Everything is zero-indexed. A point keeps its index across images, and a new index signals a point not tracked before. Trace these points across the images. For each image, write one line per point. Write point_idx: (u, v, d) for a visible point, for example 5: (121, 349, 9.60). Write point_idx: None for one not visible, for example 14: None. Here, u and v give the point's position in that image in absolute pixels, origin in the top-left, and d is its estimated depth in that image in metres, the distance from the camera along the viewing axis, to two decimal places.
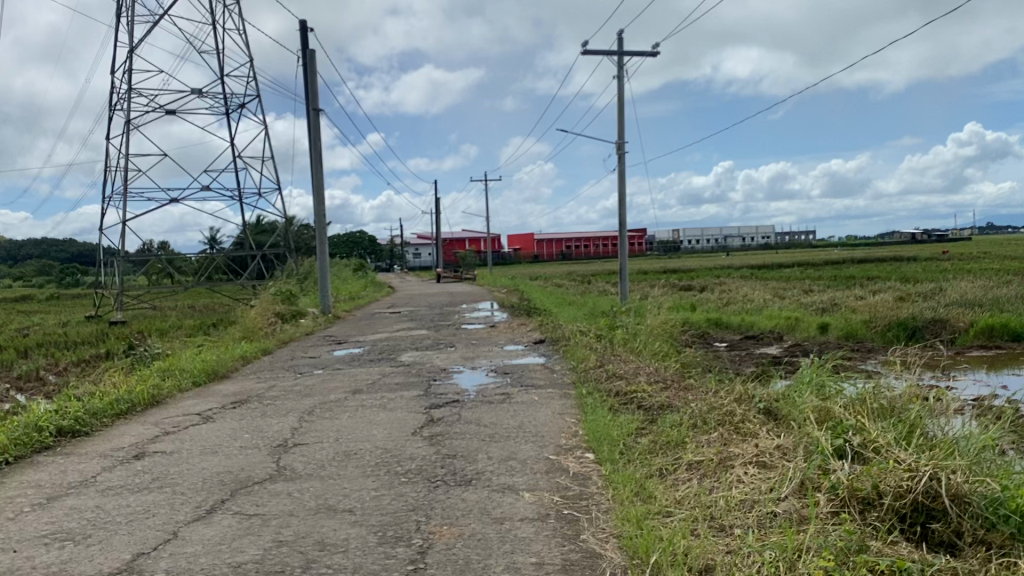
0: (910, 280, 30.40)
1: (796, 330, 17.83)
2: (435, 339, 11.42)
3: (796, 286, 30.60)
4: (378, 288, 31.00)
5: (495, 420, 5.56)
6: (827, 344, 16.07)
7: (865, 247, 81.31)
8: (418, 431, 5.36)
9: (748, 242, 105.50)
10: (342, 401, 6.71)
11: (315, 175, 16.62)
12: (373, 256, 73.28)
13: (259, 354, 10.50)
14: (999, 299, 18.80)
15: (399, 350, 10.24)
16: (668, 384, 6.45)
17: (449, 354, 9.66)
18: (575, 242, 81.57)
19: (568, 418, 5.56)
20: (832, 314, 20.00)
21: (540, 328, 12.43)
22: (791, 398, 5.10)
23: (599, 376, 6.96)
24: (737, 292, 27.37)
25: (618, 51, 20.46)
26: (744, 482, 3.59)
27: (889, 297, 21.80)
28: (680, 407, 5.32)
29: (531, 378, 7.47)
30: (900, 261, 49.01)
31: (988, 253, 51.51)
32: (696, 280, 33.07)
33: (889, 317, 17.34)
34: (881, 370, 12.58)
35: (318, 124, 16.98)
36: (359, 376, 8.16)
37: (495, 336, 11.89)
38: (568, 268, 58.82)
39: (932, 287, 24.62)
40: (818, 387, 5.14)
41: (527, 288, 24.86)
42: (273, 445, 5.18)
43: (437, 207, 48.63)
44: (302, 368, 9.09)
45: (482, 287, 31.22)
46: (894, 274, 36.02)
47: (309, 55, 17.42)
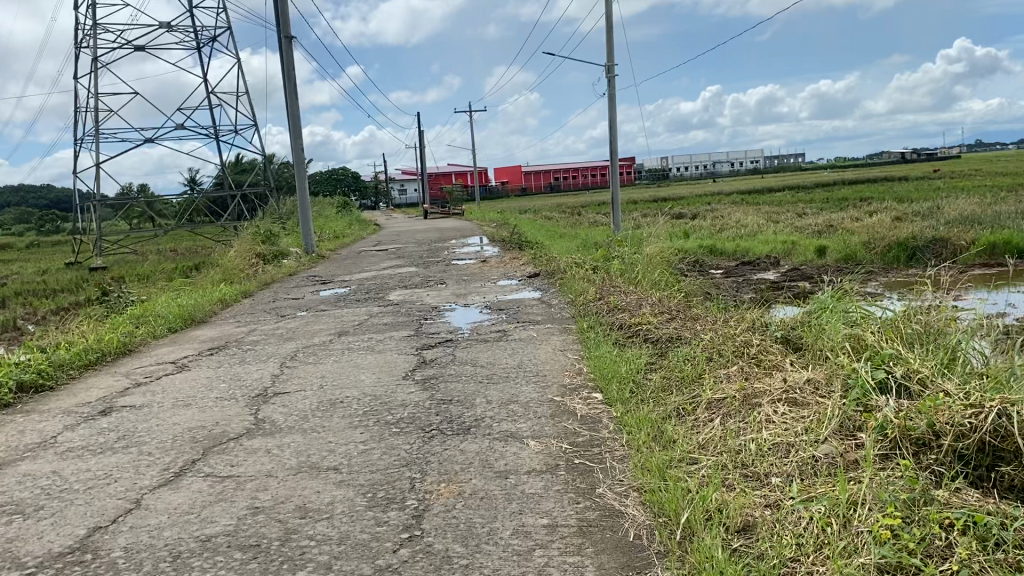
0: (906, 199, 29.99)
1: (793, 255, 17.45)
2: (424, 276, 11.03)
3: (790, 209, 30.13)
4: (364, 225, 30.45)
5: (491, 360, 5.17)
6: (826, 268, 15.70)
7: (856, 169, 80.63)
8: (409, 374, 4.98)
9: (737, 168, 104.77)
10: (326, 344, 6.32)
11: (292, 110, 15.94)
12: (359, 194, 72.38)
13: (239, 298, 10.09)
14: (1000, 215, 18.43)
15: (387, 289, 9.80)
16: (674, 315, 6.05)
17: (439, 291, 9.24)
18: (564, 173, 80.63)
19: (569, 354, 5.18)
20: (830, 236, 19.63)
21: (533, 260, 12.03)
22: (813, 326, 4.70)
23: (601, 309, 6.56)
24: (730, 218, 26.90)
25: None
26: (775, 423, 3.20)
27: (886, 217, 21.42)
28: (691, 339, 4.93)
29: (527, 313, 7.10)
30: (892, 181, 48.57)
31: (982, 170, 50.98)
32: (688, 207, 32.57)
33: (889, 238, 16.99)
34: (882, 292, 12.27)
35: (291, 54, 16.24)
36: (345, 316, 7.77)
37: (488, 271, 11.44)
38: (556, 199, 58.14)
39: (928, 206, 24.21)
40: (842, 314, 4.74)
41: (517, 221, 24.36)
42: (251, 396, 4.81)
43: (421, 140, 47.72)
44: (283, 311, 8.67)
45: (472, 221, 30.69)
46: (888, 194, 35.62)
47: None
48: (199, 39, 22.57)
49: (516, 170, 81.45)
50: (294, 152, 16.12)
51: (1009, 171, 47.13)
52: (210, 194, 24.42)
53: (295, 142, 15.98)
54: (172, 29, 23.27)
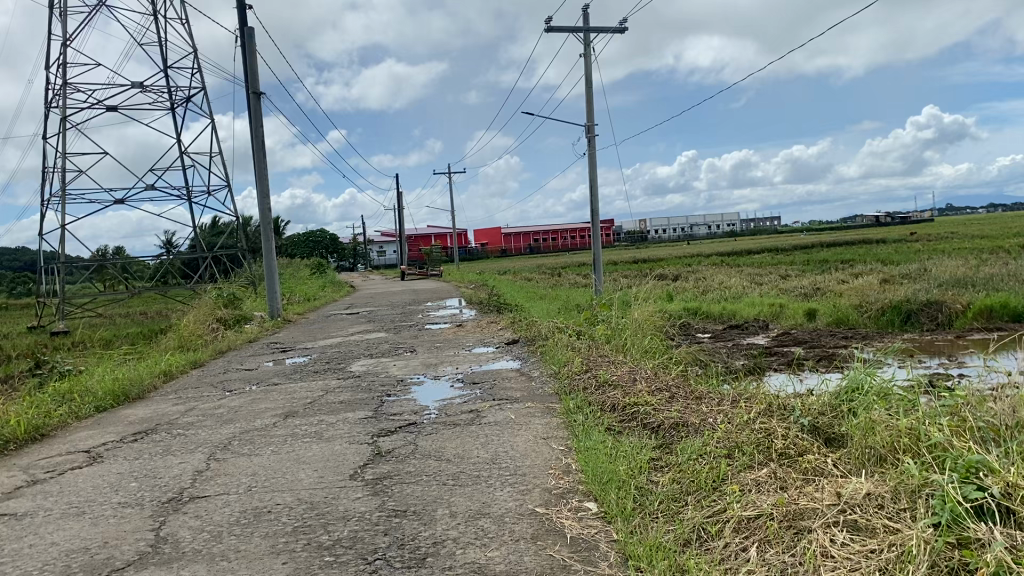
0: (890, 261, 29.69)
1: (781, 318, 16.83)
2: (393, 343, 10.16)
3: (772, 272, 29.70)
4: (339, 287, 29.59)
5: (460, 453, 4.29)
6: (818, 333, 15.02)
7: (832, 231, 81.33)
8: (358, 473, 4.10)
9: (714, 229, 105.56)
10: (269, 429, 5.41)
11: (259, 169, 15.23)
12: (337, 255, 71.73)
13: (186, 368, 9.15)
14: (991, 276, 17.96)
15: (351, 358, 8.92)
16: (674, 394, 5.20)
17: (407, 360, 8.39)
18: (543, 235, 80.58)
19: (553, 444, 4.32)
20: (818, 299, 19.03)
21: (511, 326, 11.21)
22: (851, 416, 3.88)
23: (587, 385, 5.71)
24: (712, 280, 26.38)
25: (583, 29, 19.42)
26: (837, 561, 2.35)
27: (873, 280, 20.92)
28: (700, 427, 4.10)
29: (504, 389, 6.24)
30: (869, 243, 48.71)
31: (958, 232, 51.20)
32: (669, 269, 32.10)
33: (882, 300, 16.43)
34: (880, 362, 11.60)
35: (259, 110, 15.61)
36: (297, 392, 6.87)
37: (462, 337, 10.62)
38: (536, 261, 57.87)
39: (914, 268, 23.82)
40: (886, 400, 3.92)
41: (496, 283, 23.65)
42: (161, 502, 3.90)
43: (400, 202, 47.34)
44: (230, 385, 7.74)
45: (450, 283, 29.90)
46: (869, 255, 35.51)
47: (249, 38, 16.05)
48: (172, 99, 22.00)
49: (495, 232, 81.20)
50: (261, 210, 15.31)
51: (984, 234, 47.31)
52: (178, 256, 23.52)
53: (262, 202, 15.21)
54: (145, 88, 22.70)
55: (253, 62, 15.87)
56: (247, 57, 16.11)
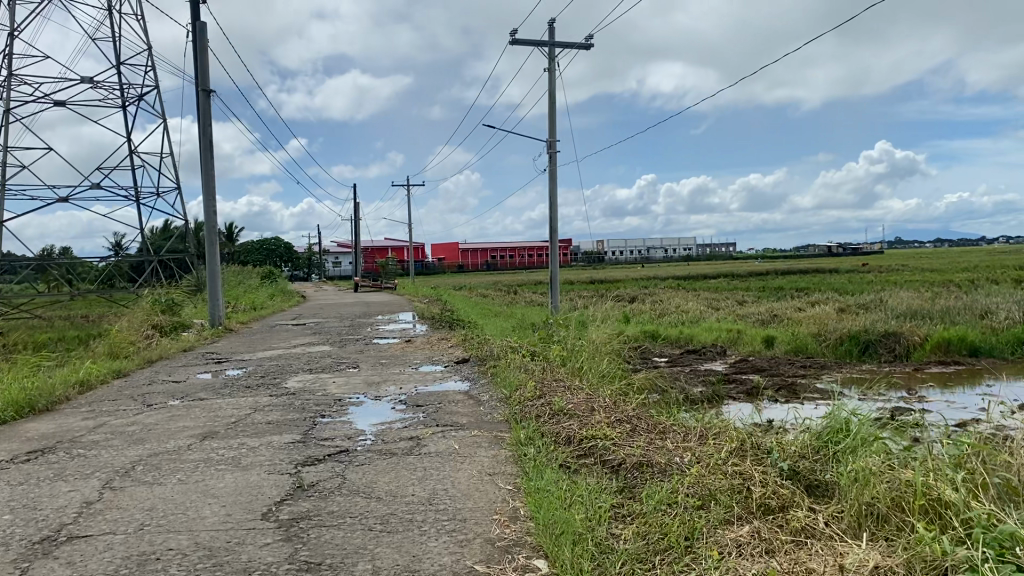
0: (845, 291, 29.87)
1: (739, 344, 16.54)
2: (336, 358, 9.55)
3: (728, 297, 29.57)
4: (289, 297, 28.75)
5: (392, 490, 3.75)
6: (776, 360, 14.74)
7: (786, 259, 82.46)
8: (270, 512, 3.53)
9: (670, 253, 106.40)
10: (181, 452, 4.79)
11: (205, 170, 14.51)
12: (291, 265, 70.49)
13: (109, 377, 8.42)
14: (947, 309, 17.94)
15: (288, 373, 8.28)
16: (635, 427, 4.71)
17: (348, 378, 7.79)
18: (500, 252, 80.17)
19: (500, 483, 3.79)
20: (775, 326, 18.85)
21: (463, 343, 10.67)
22: (839, 464, 3.43)
23: (540, 413, 5.19)
24: (669, 303, 26.15)
25: (548, 43, 19.15)
26: None
27: (829, 308, 20.86)
28: (666, 470, 3.61)
29: (449, 414, 5.70)
30: (823, 272, 49.21)
31: (908, 266, 52.04)
32: (626, 290, 31.85)
33: (841, 330, 16.25)
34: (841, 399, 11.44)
35: (208, 107, 14.93)
36: (222, 409, 6.25)
37: (410, 354, 10.03)
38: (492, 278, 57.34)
39: (870, 298, 23.87)
40: (875, 447, 3.49)
41: (451, 299, 23.06)
42: (31, 542, 3.28)
43: (357, 213, 46.60)
44: (152, 398, 7.07)
45: (404, 297, 29.20)
46: (823, 284, 35.77)
47: (201, 33, 15.35)
48: (122, 96, 21.16)
49: (454, 247, 80.70)
50: (205, 213, 14.58)
51: (934, 268, 48.08)
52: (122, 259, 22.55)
53: (208, 205, 14.48)
54: (94, 84, 21.81)
55: (204, 58, 15.17)
56: (198, 53, 15.40)
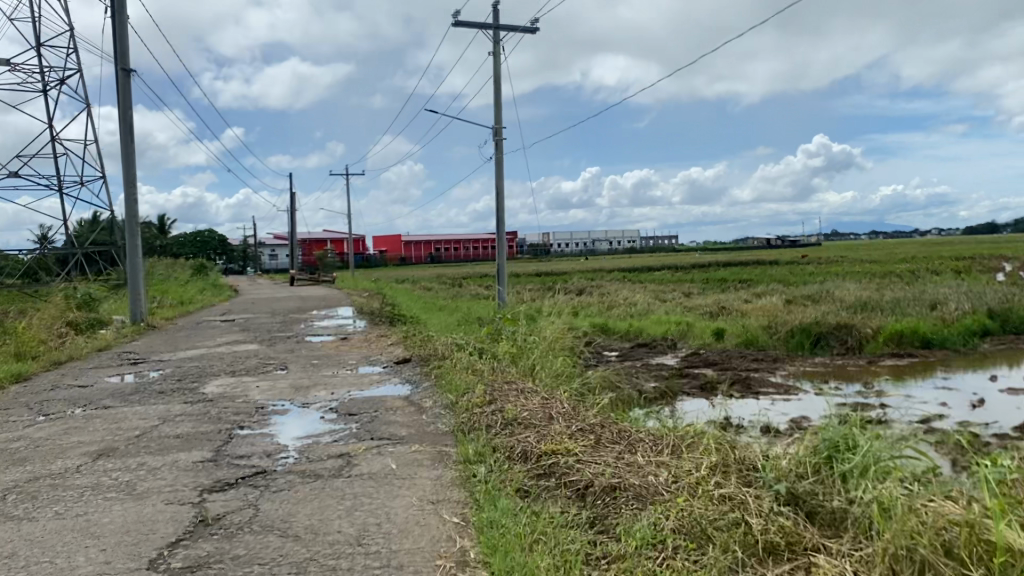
0: (791, 282, 29.99)
1: (690, 338, 16.16)
2: (266, 358, 8.79)
3: (674, 290, 29.26)
4: (223, 292, 27.58)
5: (313, 527, 3.09)
6: (727, 354, 14.41)
7: (727, 252, 83.42)
8: (159, 559, 2.84)
9: (614, 246, 106.87)
10: (66, 476, 4.03)
11: (128, 157, 13.51)
12: (229, 258, 68.62)
13: (7, 381, 7.51)
14: (896, 300, 17.88)
15: (210, 377, 7.48)
16: (600, 438, 4.15)
17: (276, 381, 7.05)
18: (445, 245, 79.30)
19: (446, 514, 3.18)
20: (724, 318, 18.58)
21: (405, 341, 10.01)
22: (847, 492, 2.92)
23: (491, 424, 4.59)
24: (616, 296, 25.82)
25: (493, 28, 18.55)
26: None
27: (776, 301, 20.72)
28: (642, 498, 3.04)
29: (388, 425, 5.05)
30: (766, 265, 49.68)
31: (847, 257, 52.89)
32: (573, 283, 31.46)
33: (790, 322, 15.99)
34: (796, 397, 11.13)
35: (129, 87, 13.91)
36: (128, 421, 5.48)
37: (346, 353, 9.31)
38: (436, 271, 56.49)
39: (816, 290, 23.86)
40: (888, 473, 2.99)
41: (394, 293, 22.32)
42: None
43: (297, 205, 45.41)
44: (50, 407, 6.23)
45: (345, 291, 28.36)
46: (767, 276, 35.91)
47: (122, 8, 14.29)
48: (44, 79, 19.90)
49: (397, 240, 79.65)
50: (127, 201, 13.57)
51: (873, 259, 48.87)
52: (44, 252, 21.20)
53: (131, 193, 13.50)
54: (12, 66, 20.45)
55: (125, 36, 14.13)
56: (119, 30, 14.33)
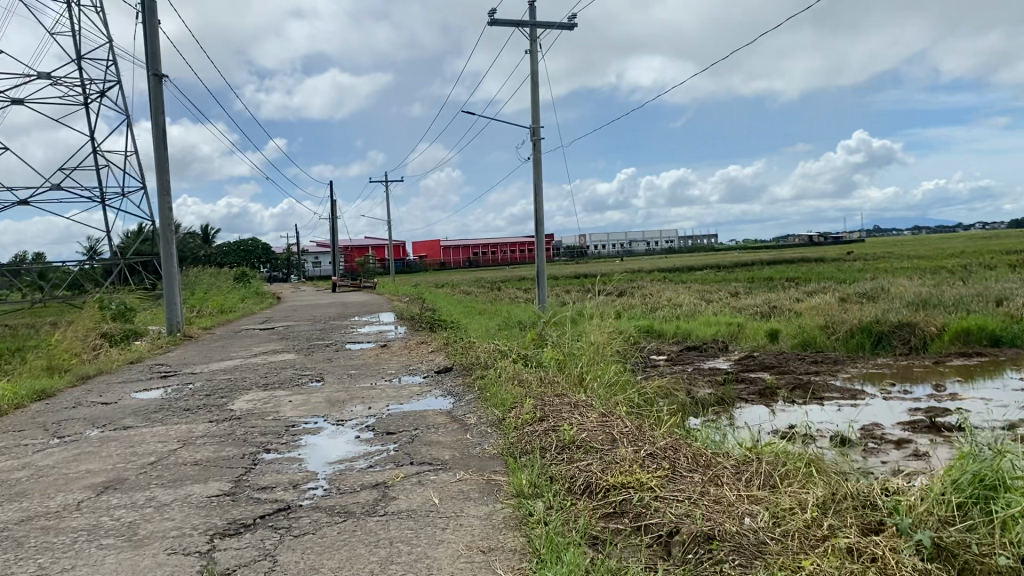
0: (842, 280, 29.00)
1: (742, 340, 15.43)
2: (300, 369, 8.30)
3: (719, 289, 28.44)
4: (262, 300, 27.36)
5: None
6: (784, 356, 13.67)
7: (768, 251, 81.99)
8: None
9: (653, 246, 105.73)
10: (65, 515, 3.52)
11: (161, 163, 13.17)
12: (269, 266, 69.04)
13: (29, 398, 7.12)
14: (961, 296, 16.93)
15: (239, 391, 6.98)
16: (673, 465, 3.53)
17: (308, 395, 6.51)
18: (483, 248, 78.96)
19: (502, 571, 2.60)
20: (777, 318, 17.80)
21: (445, 348, 9.48)
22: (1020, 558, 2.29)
23: (546, 446, 4.01)
24: (660, 296, 25.11)
25: (530, 24, 18.06)
26: None
27: (829, 299, 19.86)
28: (747, 558, 2.44)
29: (429, 446, 4.48)
30: (811, 262, 48.45)
31: (894, 253, 51.35)
32: (615, 285, 30.80)
33: (850, 321, 15.18)
34: (863, 402, 10.38)
35: (160, 93, 13.60)
36: (145, 444, 4.98)
37: (384, 362, 8.79)
38: (474, 274, 56.07)
39: (872, 287, 22.95)
40: None
41: (433, 297, 21.84)
42: None
43: (336, 212, 45.39)
44: (67, 428, 5.76)
45: (383, 297, 28.03)
46: (815, 274, 34.87)
47: (152, 13, 14.01)
48: (85, 93, 19.86)
49: (435, 245, 79.57)
50: (160, 209, 13.24)
51: (924, 254, 47.38)
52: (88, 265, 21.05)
53: (164, 200, 13.18)
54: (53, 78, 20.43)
55: (155, 40, 13.84)
56: (149, 33, 14.01)
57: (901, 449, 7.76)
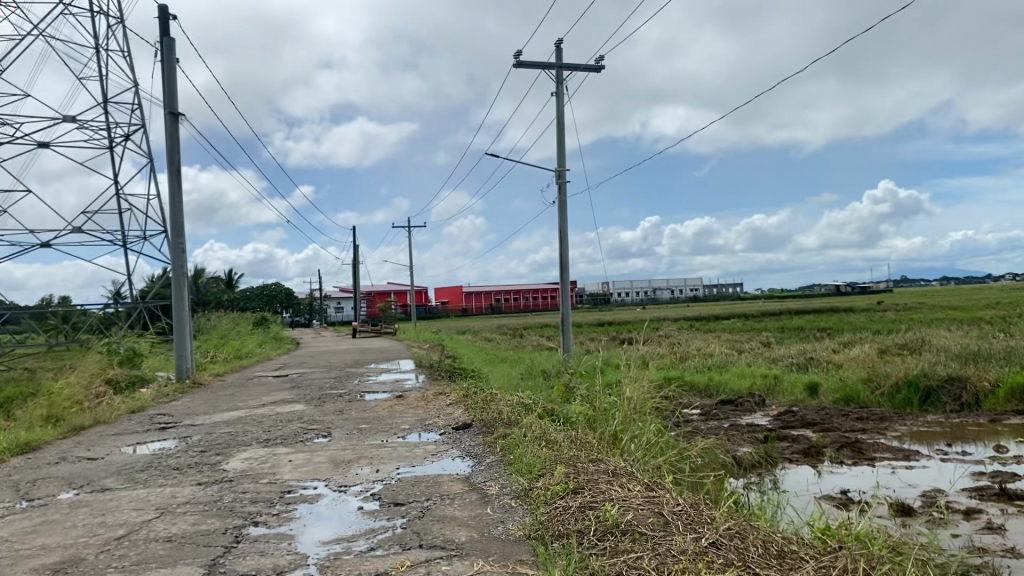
0: (879, 331, 28.02)
1: (778, 394, 14.58)
2: (308, 423, 7.65)
3: (750, 339, 27.61)
4: (280, 345, 26.82)
5: None
6: (825, 412, 12.83)
7: (796, 301, 80.86)
8: None
9: (677, 295, 104.77)
10: None
11: (175, 204, 12.73)
12: (291, 311, 68.90)
13: (11, 453, 6.52)
14: (1011, 350, 16.01)
15: (238, 448, 6.31)
16: (744, 561, 2.83)
17: (311, 455, 5.83)
18: (505, 295, 78.40)
19: None
20: (814, 370, 16.94)
21: (464, 402, 8.79)
22: None
23: (585, 529, 3.32)
24: (688, 346, 24.32)
25: (557, 66, 17.71)
26: None
27: (868, 351, 18.98)
28: None
29: (443, 524, 3.78)
30: (841, 313, 47.35)
31: (928, 304, 50.04)
32: (641, 333, 30.03)
33: (894, 375, 14.31)
34: (918, 464, 9.54)
35: (177, 131, 13.25)
36: (119, 512, 4.33)
37: (398, 416, 8.11)
38: (498, 321, 55.42)
39: (911, 339, 22.03)
40: None
41: (455, 345, 21.20)
42: None
43: (359, 257, 45.19)
44: (39, 489, 5.13)
45: (404, 343, 27.42)
46: (848, 325, 33.87)
47: (171, 51, 13.73)
48: (111, 137, 19.71)
49: (458, 291, 79.23)
50: (173, 252, 12.79)
51: (959, 305, 46.12)
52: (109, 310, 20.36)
53: (177, 241, 12.72)
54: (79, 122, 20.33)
55: (174, 78, 13.53)
56: (166, 72, 13.70)
57: (972, 521, 6.93)
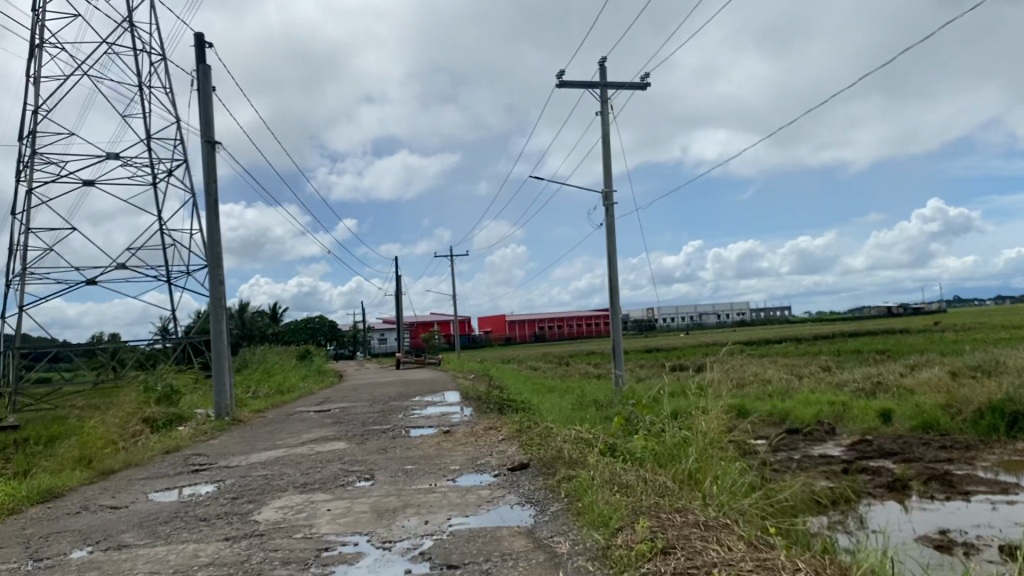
0: (945, 352, 26.62)
1: (849, 422, 13.63)
2: (350, 464, 7.03)
3: (809, 363, 26.44)
4: (325, 378, 26.41)
5: None
6: (903, 440, 11.90)
7: (850, 324, 78.66)
8: None
9: (724, 320, 102.91)
10: None
11: (213, 236, 12.36)
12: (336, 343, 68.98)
13: (31, 501, 6.04)
14: None
15: (273, 494, 5.73)
16: None
17: (352, 502, 5.23)
18: (550, 323, 77.63)
19: None
20: (884, 396, 15.91)
21: (517, 438, 8.10)
22: None
23: None
24: (745, 371, 23.34)
25: (602, 85, 17.14)
26: None
27: (940, 374, 17.85)
28: None
29: None
30: (899, 335, 45.58)
31: (992, 324, 47.95)
32: (693, 358, 29.05)
33: (976, 399, 13.26)
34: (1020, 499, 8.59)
35: (213, 161, 12.92)
36: None
37: (446, 454, 7.47)
38: (543, 349, 54.63)
39: (985, 359, 20.77)
40: None
41: (502, 375, 20.53)
42: None
43: (403, 288, 44.96)
44: (50, 546, 4.59)
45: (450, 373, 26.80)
46: (909, 347, 32.38)
47: (207, 80, 13.47)
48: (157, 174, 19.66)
49: (502, 320, 78.71)
50: (212, 286, 12.41)
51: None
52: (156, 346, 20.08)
53: (215, 274, 12.33)
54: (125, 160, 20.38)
55: (209, 107, 13.24)
56: (202, 102, 13.42)
57: None
